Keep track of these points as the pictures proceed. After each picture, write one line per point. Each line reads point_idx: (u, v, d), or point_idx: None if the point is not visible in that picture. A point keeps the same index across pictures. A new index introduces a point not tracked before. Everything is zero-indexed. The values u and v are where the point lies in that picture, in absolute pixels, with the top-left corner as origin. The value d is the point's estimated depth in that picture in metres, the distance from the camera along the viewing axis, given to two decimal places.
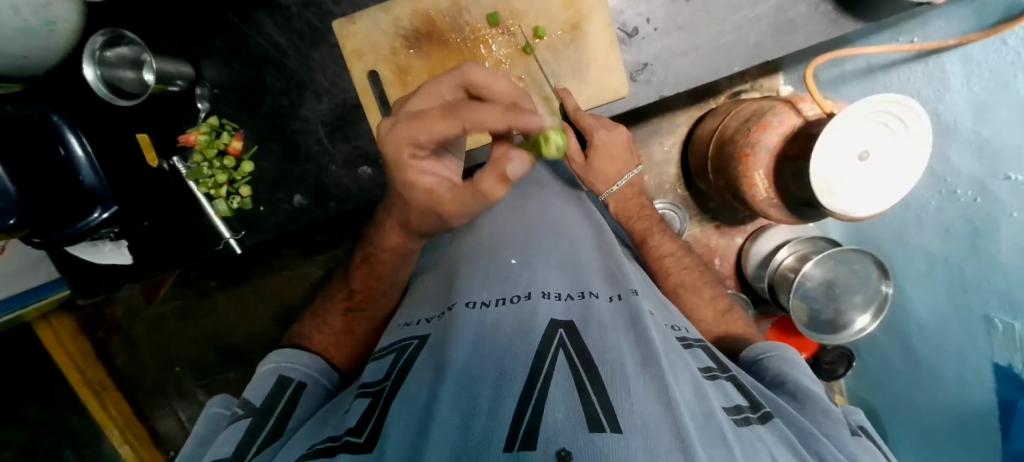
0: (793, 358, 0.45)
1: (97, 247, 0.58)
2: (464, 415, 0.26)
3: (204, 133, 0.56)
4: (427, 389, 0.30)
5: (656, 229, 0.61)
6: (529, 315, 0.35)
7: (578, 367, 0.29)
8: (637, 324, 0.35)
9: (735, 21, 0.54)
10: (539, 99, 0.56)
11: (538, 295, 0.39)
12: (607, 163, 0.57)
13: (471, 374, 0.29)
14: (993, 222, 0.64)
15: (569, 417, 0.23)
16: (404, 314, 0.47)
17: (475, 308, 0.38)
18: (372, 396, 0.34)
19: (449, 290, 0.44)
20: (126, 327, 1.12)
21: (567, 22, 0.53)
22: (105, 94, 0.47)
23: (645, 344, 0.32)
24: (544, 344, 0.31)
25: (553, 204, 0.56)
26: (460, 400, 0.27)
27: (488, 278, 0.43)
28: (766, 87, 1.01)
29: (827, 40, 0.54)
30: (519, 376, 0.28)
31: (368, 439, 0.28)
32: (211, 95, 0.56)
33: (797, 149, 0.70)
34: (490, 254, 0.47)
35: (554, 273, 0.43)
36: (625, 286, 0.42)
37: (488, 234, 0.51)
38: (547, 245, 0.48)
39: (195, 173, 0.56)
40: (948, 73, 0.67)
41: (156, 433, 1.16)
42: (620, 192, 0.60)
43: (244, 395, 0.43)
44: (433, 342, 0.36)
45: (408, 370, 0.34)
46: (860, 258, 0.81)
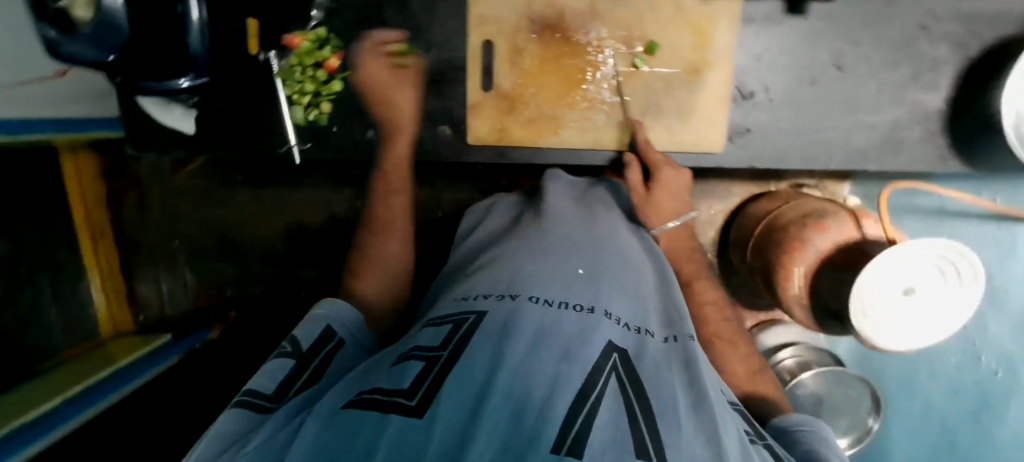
0: (827, 438, 0.42)
1: (170, 108, 0.58)
2: (513, 410, 0.25)
3: (309, 41, 0.55)
4: (484, 369, 0.30)
5: (703, 275, 0.58)
6: (590, 328, 0.36)
7: (630, 394, 0.30)
8: (692, 370, 0.36)
9: (847, 120, 0.54)
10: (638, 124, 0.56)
11: (602, 313, 0.39)
12: (666, 197, 0.51)
13: (525, 376, 0.28)
14: (1009, 397, 0.71)
15: (612, 440, 0.24)
16: (463, 289, 0.46)
17: (539, 304, 0.38)
18: (428, 359, 0.33)
19: (512, 275, 0.44)
20: (143, 186, 1.13)
21: (690, 62, 0.53)
22: None
23: (699, 394, 0.33)
24: (601, 361, 0.32)
25: (617, 223, 0.54)
26: (512, 393, 0.27)
27: (553, 279, 0.43)
28: (829, 190, 1.00)
29: (927, 171, 0.56)
30: (572, 384, 0.28)
31: (418, 405, 0.26)
32: (328, 7, 0.56)
33: (843, 257, 0.70)
34: (558, 255, 0.47)
35: (619, 296, 0.43)
36: (683, 331, 0.43)
37: (551, 235, 0.50)
38: (614, 264, 0.48)
39: (286, 74, 0.56)
40: (1019, 243, 0.70)
41: (132, 294, 1.17)
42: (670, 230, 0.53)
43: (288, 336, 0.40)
44: (494, 321, 0.36)
45: (465, 348, 0.33)
46: (857, 386, 0.83)
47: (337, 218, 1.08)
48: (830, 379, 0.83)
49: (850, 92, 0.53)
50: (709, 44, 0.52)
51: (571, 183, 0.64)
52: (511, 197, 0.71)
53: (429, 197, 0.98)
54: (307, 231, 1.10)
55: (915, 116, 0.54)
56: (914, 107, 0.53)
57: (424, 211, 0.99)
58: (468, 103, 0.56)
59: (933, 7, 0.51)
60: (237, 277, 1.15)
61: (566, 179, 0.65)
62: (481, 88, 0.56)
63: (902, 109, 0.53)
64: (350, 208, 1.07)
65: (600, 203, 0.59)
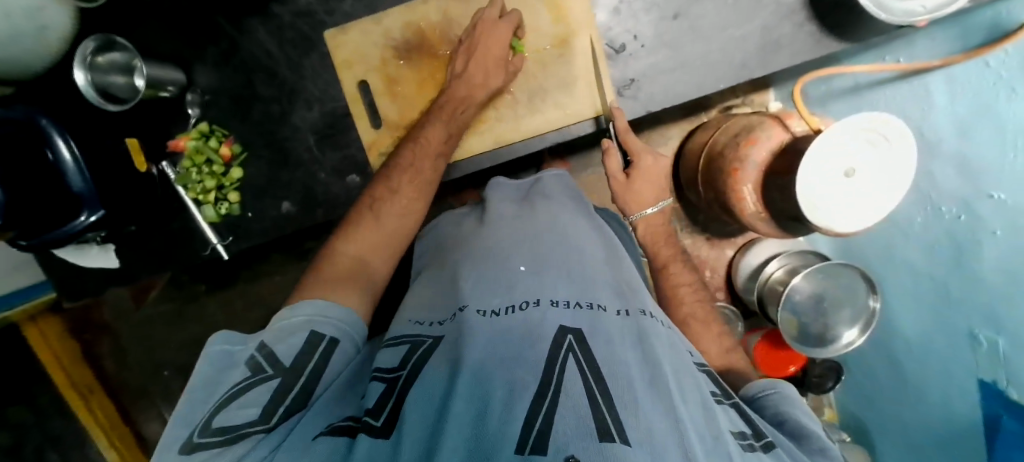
0: (792, 396, 0.43)
1: (84, 249, 0.58)
2: (478, 407, 0.27)
3: (194, 139, 0.56)
4: (444, 381, 0.31)
5: (679, 258, 0.62)
6: (536, 322, 0.36)
7: (588, 377, 0.30)
8: (647, 344, 0.37)
9: (720, 39, 0.56)
10: (529, 110, 0.57)
11: (547, 302, 0.39)
12: (644, 184, 0.60)
13: (486, 374, 0.30)
14: (976, 239, 0.65)
15: (578, 429, 0.24)
16: (411, 312, 0.47)
17: (486, 316, 0.38)
18: (388, 381, 0.34)
19: (456, 291, 0.44)
20: (112, 329, 1.11)
21: (555, 36, 0.54)
22: (93, 99, 0.47)
23: (653, 365, 0.34)
24: (555, 349, 0.33)
25: (560, 211, 0.56)
26: (475, 394, 0.28)
27: (496, 285, 0.43)
28: (757, 102, 1.03)
29: (811, 58, 0.56)
30: (531, 383, 0.29)
31: (385, 424, 0.30)
32: (202, 101, 0.56)
33: (782, 165, 0.70)
34: (498, 258, 0.47)
35: (561, 281, 0.43)
36: (634, 305, 0.43)
37: (494, 240, 0.51)
38: (555, 251, 0.48)
39: (184, 179, 0.56)
40: (932, 93, 0.69)
41: (141, 437, 1.15)
42: (649, 216, 0.62)
43: (266, 347, 0.38)
44: (448, 342, 0.36)
45: (423, 366, 0.34)
46: (849, 274, 0.80)
47: None
48: (819, 276, 0.85)
49: (713, 12, 0.55)
50: (566, 14, 0.53)
51: (516, 187, 0.65)
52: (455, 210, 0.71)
53: None
54: None
55: (780, 14, 0.55)
56: (775, 7, 0.55)
57: None
58: (365, 145, 0.57)
59: None
60: None
61: (510, 184, 0.66)
62: (373, 127, 0.56)
63: (764, 12, 0.55)
64: None
65: (539, 197, 0.60)
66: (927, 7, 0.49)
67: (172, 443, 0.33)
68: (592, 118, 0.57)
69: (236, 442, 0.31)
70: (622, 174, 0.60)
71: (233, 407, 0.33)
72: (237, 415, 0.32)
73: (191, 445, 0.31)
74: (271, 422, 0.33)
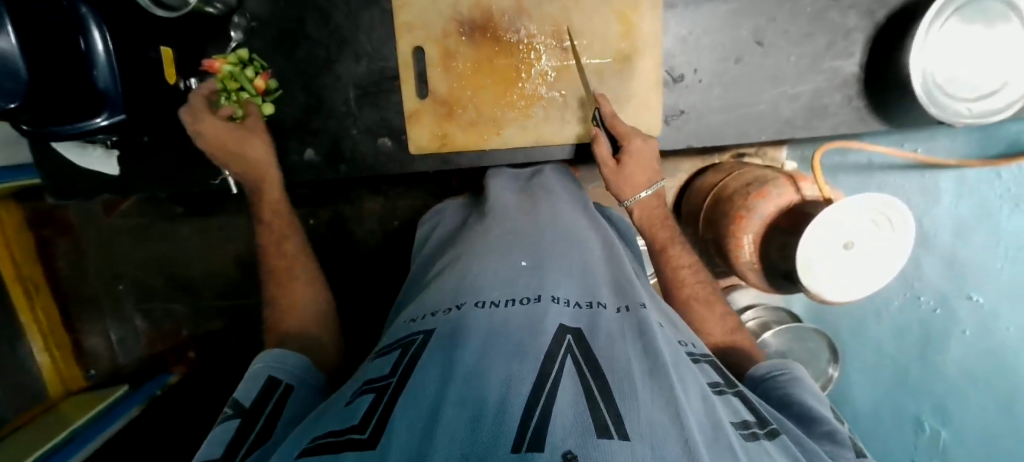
0: (799, 377, 0.45)
1: (85, 150, 0.53)
2: (473, 413, 0.25)
3: (230, 64, 0.50)
4: (435, 384, 0.29)
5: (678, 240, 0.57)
6: (539, 317, 0.36)
7: (586, 373, 0.30)
8: (646, 336, 0.36)
9: (773, 93, 0.57)
10: (576, 117, 0.56)
11: (549, 299, 0.39)
12: (637, 169, 0.53)
13: (479, 374, 0.29)
14: (946, 334, 0.74)
15: (573, 426, 0.24)
16: (411, 309, 0.45)
17: (485, 307, 0.38)
18: (377, 390, 0.32)
19: (458, 285, 0.43)
20: (74, 232, 1.05)
21: (619, 51, 0.54)
22: (143, 3, 0.46)
23: (653, 355, 0.33)
24: (554, 347, 0.32)
25: (563, 206, 0.54)
26: (467, 404, 0.26)
27: (498, 277, 0.43)
28: (770, 156, 1.05)
29: (852, 133, 0.58)
30: (526, 379, 0.28)
31: (371, 435, 0.26)
32: (247, 26, 0.55)
33: (790, 222, 0.73)
34: (501, 253, 0.46)
35: (564, 279, 0.43)
36: (635, 299, 0.42)
37: (501, 231, 0.50)
38: (560, 249, 0.47)
39: (206, 98, 0.51)
40: (940, 189, 0.74)
41: (78, 348, 1.08)
42: (645, 200, 0.55)
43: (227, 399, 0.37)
44: (440, 339, 0.35)
45: (414, 368, 0.33)
46: (815, 338, 0.86)
47: None
48: (788, 336, 0.87)
49: (772, 65, 0.56)
50: (636, 32, 0.53)
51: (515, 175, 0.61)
52: (457, 199, 0.71)
53: (384, 208, 0.97)
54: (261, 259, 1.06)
55: (833, 83, 0.56)
56: (831, 75, 0.56)
57: (381, 223, 0.98)
58: (406, 113, 0.56)
59: None
60: (192, 313, 1.10)
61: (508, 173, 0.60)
62: (417, 96, 0.55)
63: (820, 78, 0.56)
64: None
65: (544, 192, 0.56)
66: (972, 111, 0.51)
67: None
68: (571, 145, 0.58)
69: None
70: (612, 160, 0.53)
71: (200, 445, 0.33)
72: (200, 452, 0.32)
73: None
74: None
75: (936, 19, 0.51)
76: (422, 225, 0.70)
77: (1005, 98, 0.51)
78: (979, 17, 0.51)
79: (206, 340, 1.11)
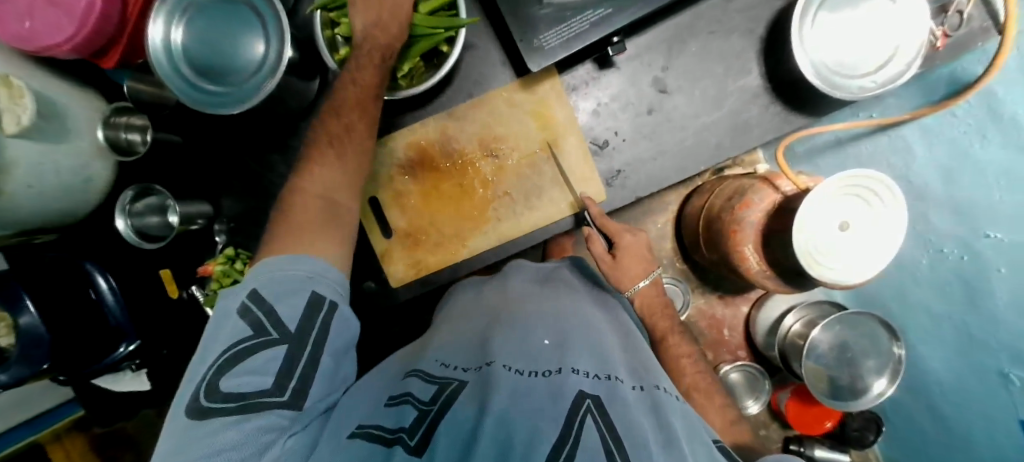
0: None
1: (120, 375, 0.60)
2: (500, 450, 0.31)
3: (221, 263, 0.58)
4: (471, 418, 0.35)
5: (677, 330, 0.62)
6: (560, 385, 0.38)
7: (606, 434, 0.33)
8: (662, 414, 0.38)
9: (694, 126, 0.61)
10: (524, 205, 0.61)
11: (569, 370, 0.40)
12: (631, 263, 0.62)
13: (510, 417, 0.34)
14: (984, 276, 0.68)
15: None
16: (439, 351, 0.49)
17: (513, 371, 0.40)
18: (421, 411, 0.37)
19: (486, 345, 0.47)
20: (138, 441, 1.12)
21: (543, 141, 0.60)
22: (133, 239, 0.53)
23: (669, 429, 0.36)
24: (574, 408, 0.35)
25: (578, 298, 0.57)
26: (498, 438, 0.32)
27: (520, 345, 0.45)
28: (747, 162, 1.07)
29: (781, 134, 0.61)
30: (549, 435, 0.32)
31: (418, 444, 0.34)
32: (228, 228, 0.62)
33: (779, 222, 0.72)
34: (525, 329, 0.49)
35: (584, 352, 0.45)
36: (650, 381, 0.45)
37: (514, 309, 0.53)
38: (577, 327, 0.50)
39: (210, 300, 0.57)
40: (909, 143, 0.75)
41: None
42: (643, 288, 0.63)
43: (272, 312, 0.39)
44: (473, 388, 0.39)
45: (453, 403, 0.37)
46: (864, 320, 0.82)
47: None
48: (838, 327, 0.85)
49: (683, 104, 0.60)
50: (552, 122, 0.60)
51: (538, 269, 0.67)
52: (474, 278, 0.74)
53: None
54: None
55: (744, 99, 0.61)
56: (739, 94, 0.60)
57: None
58: (379, 254, 0.61)
59: (710, 15, 0.59)
60: None
61: (532, 266, 0.68)
62: (384, 236, 0.62)
63: (731, 99, 0.61)
64: None
65: (564, 285, 0.62)
66: (877, 82, 0.55)
67: (181, 407, 0.36)
68: (572, 215, 0.62)
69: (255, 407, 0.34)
70: (608, 255, 0.62)
71: (242, 371, 0.36)
72: (246, 382, 0.35)
73: (200, 410, 0.34)
74: (286, 392, 0.36)
75: (806, 19, 0.55)
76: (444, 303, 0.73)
77: (903, 60, 0.54)
78: (842, 5, 0.56)
79: None
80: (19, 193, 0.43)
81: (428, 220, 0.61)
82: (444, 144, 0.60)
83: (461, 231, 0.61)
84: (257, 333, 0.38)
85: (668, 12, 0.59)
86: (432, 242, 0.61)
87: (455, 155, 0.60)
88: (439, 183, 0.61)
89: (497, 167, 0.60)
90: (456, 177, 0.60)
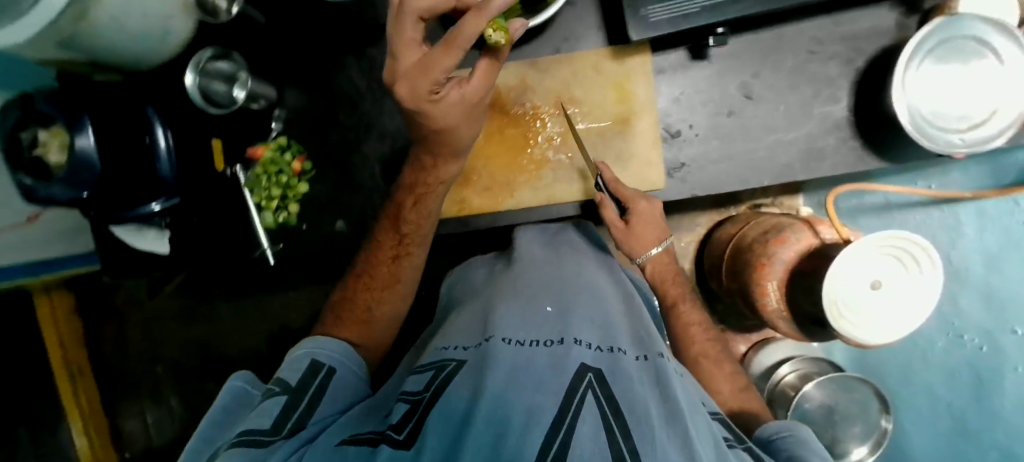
0: (809, 440, 0.42)
1: (141, 232, 0.58)
2: (496, 436, 0.28)
3: (271, 150, 0.59)
4: (465, 403, 0.33)
5: (688, 298, 0.58)
6: (560, 357, 0.37)
7: (606, 410, 0.31)
8: (664, 381, 0.36)
9: (768, 140, 0.60)
10: (575, 175, 0.61)
11: (571, 341, 0.39)
12: (645, 227, 0.56)
13: (506, 398, 0.31)
14: (999, 373, 0.64)
15: (597, 453, 0.27)
16: (441, 339, 0.49)
17: (511, 344, 0.39)
18: (413, 402, 0.37)
19: (486, 322, 0.45)
20: (123, 316, 1.12)
21: (617, 114, 0.60)
22: (200, 102, 0.51)
23: (671, 399, 0.34)
24: (575, 384, 0.33)
25: (587, 263, 0.55)
26: (494, 422, 0.29)
27: (524, 319, 0.44)
28: (786, 205, 1.05)
29: (853, 172, 0.60)
30: (548, 414, 0.30)
31: (407, 437, 0.32)
32: (285, 118, 0.65)
33: (810, 265, 0.67)
34: (528, 297, 0.48)
35: (588, 324, 0.43)
36: (654, 348, 0.41)
37: (522, 278, 0.51)
38: (585, 298, 0.48)
39: (252, 184, 0.58)
40: (962, 223, 0.70)
41: (117, 431, 1.14)
42: (657, 256, 0.59)
43: (277, 376, 0.45)
44: (470, 368, 0.38)
45: (445, 388, 0.36)
46: (862, 387, 0.78)
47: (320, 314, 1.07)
48: (833, 387, 0.80)
49: (764, 115, 0.59)
50: (631, 97, 0.59)
51: (545, 229, 0.62)
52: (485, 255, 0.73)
53: None
54: (291, 333, 1.09)
55: (825, 127, 0.59)
56: (821, 120, 0.59)
57: None
58: None
59: (815, 35, 0.58)
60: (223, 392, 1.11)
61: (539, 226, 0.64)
62: None
63: (812, 123, 0.59)
64: None
65: (570, 245, 0.60)
66: (966, 141, 0.53)
67: None
68: (580, 201, 0.61)
69: (265, 442, 0.35)
70: (621, 223, 0.57)
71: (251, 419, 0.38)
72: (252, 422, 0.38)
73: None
74: (280, 432, 0.37)
75: (911, 62, 0.54)
76: (450, 276, 0.72)
77: (995, 126, 0.53)
78: (954, 57, 0.54)
79: None
80: (107, 29, 0.42)
81: (483, 162, 0.61)
82: (520, 91, 0.59)
83: (512, 182, 0.61)
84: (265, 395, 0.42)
85: (776, 19, 0.58)
86: (479, 187, 0.61)
87: (524, 108, 0.60)
88: (502, 130, 0.60)
89: (563, 131, 0.60)
90: (516, 128, 0.60)
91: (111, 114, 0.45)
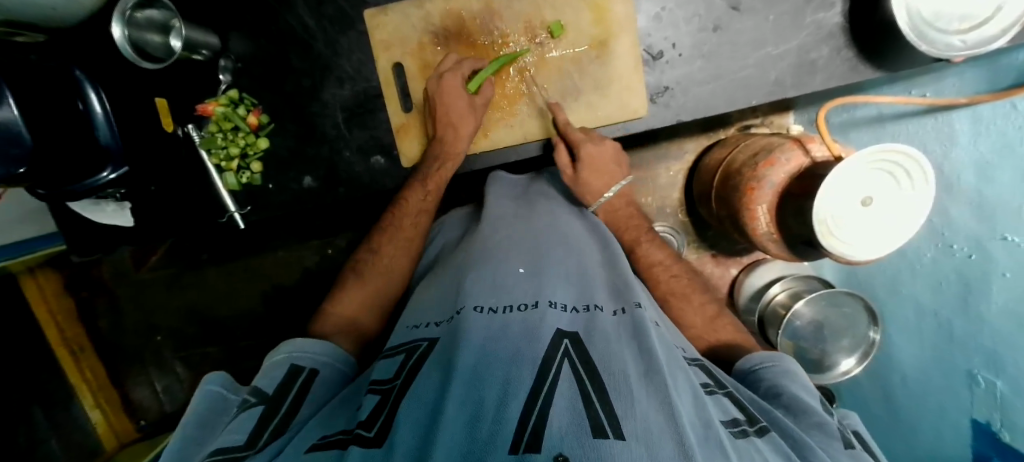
0: (794, 371, 0.44)
1: (100, 205, 0.56)
2: (471, 417, 0.26)
3: (222, 105, 0.59)
4: (436, 391, 0.30)
5: (645, 238, 0.60)
6: (536, 323, 0.36)
7: (584, 377, 0.30)
8: (641, 336, 0.36)
9: (757, 56, 0.56)
10: (535, 113, 0.59)
11: (546, 304, 0.39)
12: (592, 172, 0.57)
13: (480, 377, 0.30)
14: (986, 281, 0.61)
15: (573, 425, 0.25)
16: (411, 317, 0.47)
17: (483, 314, 0.38)
18: (382, 393, 0.34)
19: (459, 290, 0.44)
20: (111, 290, 1.10)
21: (594, 38, 0.56)
22: (129, 54, 0.46)
23: (649, 355, 0.33)
24: (551, 351, 0.32)
25: (558, 216, 0.56)
26: (468, 400, 0.28)
27: (494, 283, 0.43)
28: (776, 123, 1.02)
29: (846, 84, 0.56)
30: (524, 384, 0.28)
31: (377, 435, 0.29)
32: (234, 67, 0.61)
33: (799, 187, 0.64)
34: (496, 262, 0.46)
35: (561, 284, 0.43)
36: (630, 299, 0.42)
37: (495, 241, 0.51)
38: (555, 254, 0.48)
39: (208, 143, 0.58)
40: (956, 130, 0.65)
41: (127, 399, 1.14)
42: (607, 203, 0.60)
43: (254, 386, 0.41)
44: (442, 347, 0.37)
45: (416, 372, 0.35)
46: (852, 302, 0.78)
47: (312, 271, 1.06)
48: (823, 303, 0.81)
49: (752, 27, 0.55)
50: (609, 16, 0.55)
51: (513, 181, 0.67)
52: (463, 208, 0.72)
53: None
54: (284, 291, 1.07)
55: (818, 36, 0.55)
56: (815, 28, 0.54)
57: None
58: (396, 128, 0.61)
59: None
60: (226, 355, 1.11)
61: (508, 178, 0.67)
62: (402, 110, 0.61)
63: (805, 33, 0.55)
64: (321, 259, 1.05)
65: (540, 196, 0.62)
66: (967, 43, 0.48)
67: None
68: (541, 140, 0.60)
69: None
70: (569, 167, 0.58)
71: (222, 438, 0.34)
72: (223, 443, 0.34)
73: None
74: (257, 446, 0.34)
75: None
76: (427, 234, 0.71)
77: (1001, 23, 0.48)
78: None
79: (241, 380, 1.11)
80: None
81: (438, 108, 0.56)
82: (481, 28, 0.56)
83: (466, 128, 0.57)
84: (239, 408, 0.39)
85: None
86: (446, 127, 0.57)
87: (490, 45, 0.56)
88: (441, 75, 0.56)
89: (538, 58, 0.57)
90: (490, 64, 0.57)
91: (34, 80, 0.40)
